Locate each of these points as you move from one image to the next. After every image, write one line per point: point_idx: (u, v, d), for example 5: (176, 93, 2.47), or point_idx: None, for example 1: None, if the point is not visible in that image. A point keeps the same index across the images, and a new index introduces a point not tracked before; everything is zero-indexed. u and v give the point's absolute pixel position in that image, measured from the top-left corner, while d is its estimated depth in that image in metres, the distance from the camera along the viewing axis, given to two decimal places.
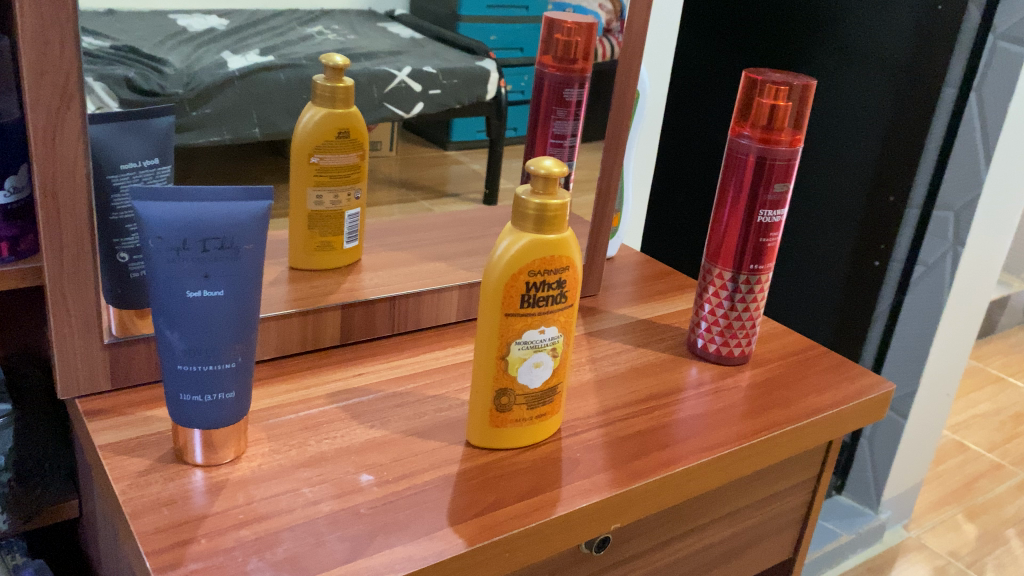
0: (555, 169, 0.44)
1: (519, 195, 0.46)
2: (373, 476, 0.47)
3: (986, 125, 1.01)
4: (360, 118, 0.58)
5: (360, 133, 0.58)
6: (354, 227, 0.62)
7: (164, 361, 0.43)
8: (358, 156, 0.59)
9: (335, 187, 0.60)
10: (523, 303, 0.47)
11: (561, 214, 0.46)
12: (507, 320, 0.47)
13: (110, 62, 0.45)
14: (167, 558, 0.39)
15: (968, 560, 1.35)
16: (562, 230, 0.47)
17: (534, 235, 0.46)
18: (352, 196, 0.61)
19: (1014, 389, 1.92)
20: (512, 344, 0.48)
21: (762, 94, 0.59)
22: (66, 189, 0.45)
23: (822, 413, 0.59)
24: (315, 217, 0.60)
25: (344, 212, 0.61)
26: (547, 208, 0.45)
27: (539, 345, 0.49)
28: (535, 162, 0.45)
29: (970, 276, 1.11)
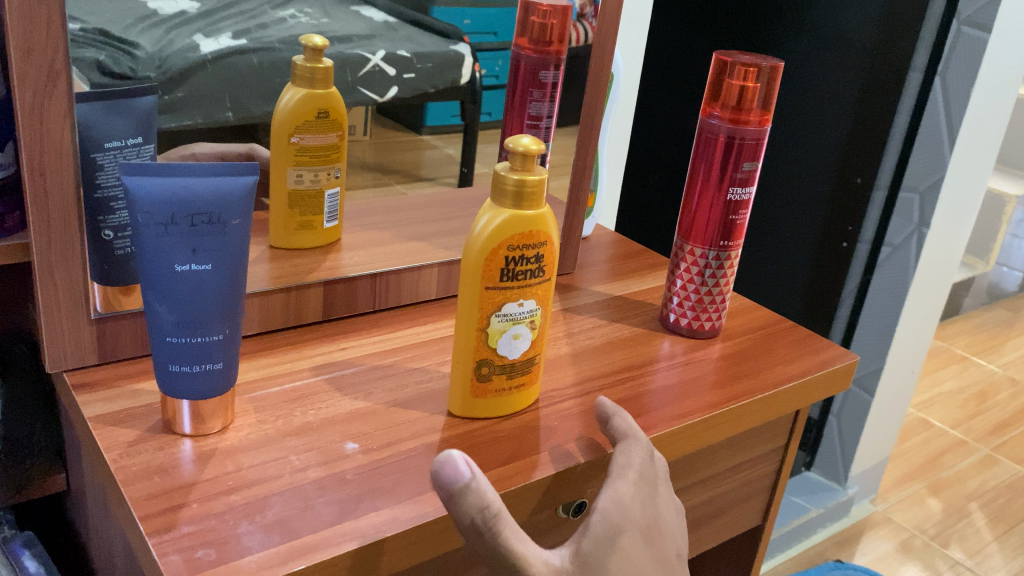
0: (532, 146, 0.46)
1: (498, 171, 0.47)
2: (358, 444, 0.48)
3: (949, 107, 1.04)
4: (339, 98, 0.58)
5: (339, 114, 0.59)
6: (334, 207, 0.63)
7: (153, 333, 0.44)
8: (337, 136, 0.60)
9: (315, 166, 0.60)
10: (502, 277, 0.49)
11: (538, 189, 0.48)
12: (487, 293, 0.49)
13: (80, 44, 0.45)
14: (160, 522, 0.40)
15: (933, 533, 1.40)
16: (539, 205, 0.48)
17: (511, 210, 0.47)
18: (331, 175, 0.61)
19: (977, 368, 1.97)
20: (492, 316, 0.50)
21: (732, 75, 0.60)
22: (54, 165, 0.46)
23: (788, 382, 0.61)
24: (295, 195, 0.60)
25: (324, 192, 0.62)
26: (525, 183, 0.47)
27: (517, 318, 0.51)
28: (513, 140, 0.46)
29: (935, 255, 1.14)
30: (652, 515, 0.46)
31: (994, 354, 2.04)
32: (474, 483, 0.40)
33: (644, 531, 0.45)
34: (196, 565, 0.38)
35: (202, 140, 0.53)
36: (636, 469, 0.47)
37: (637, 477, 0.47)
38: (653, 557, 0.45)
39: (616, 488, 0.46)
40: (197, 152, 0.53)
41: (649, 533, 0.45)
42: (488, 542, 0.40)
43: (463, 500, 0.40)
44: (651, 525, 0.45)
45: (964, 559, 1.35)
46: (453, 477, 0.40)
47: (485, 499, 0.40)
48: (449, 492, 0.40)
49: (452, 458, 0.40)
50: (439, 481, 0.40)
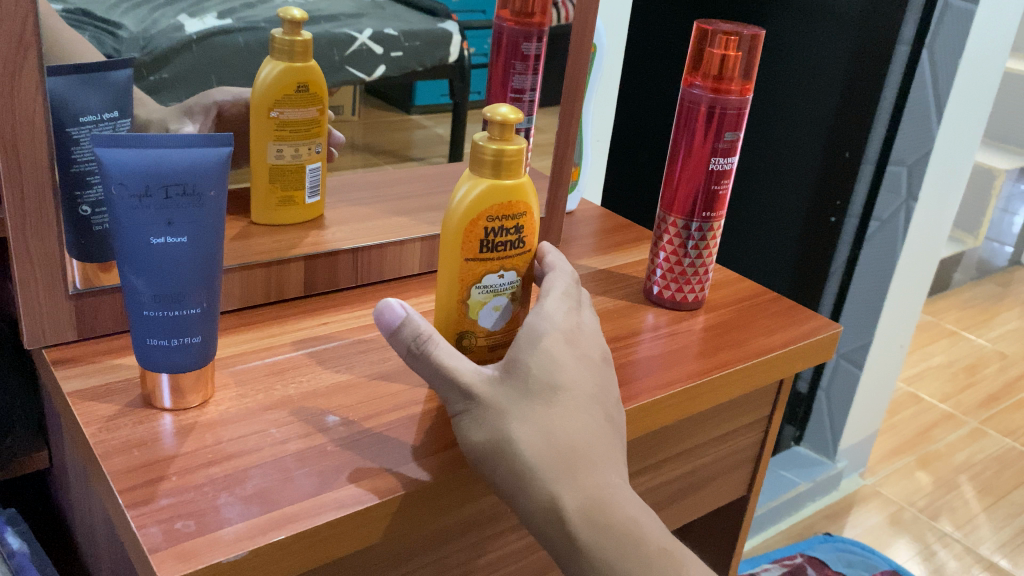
0: (511, 115, 0.45)
1: (476, 141, 0.47)
2: (339, 417, 0.48)
3: (938, 80, 1.04)
4: (320, 72, 0.58)
5: (319, 88, 0.58)
6: (316, 183, 0.63)
7: (131, 307, 0.44)
8: (319, 110, 0.59)
9: (296, 141, 0.60)
10: (483, 248, 0.49)
11: (517, 159, 0.47)
12: (466, 265, 0.49)
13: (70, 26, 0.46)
14: (139, 494, 0.40)
15: (922, 506, 1.41)
16: (518, 175, 0.48)
17: (488, 180, 0.47)
18: (312, 150, 0.61)
19: (966, 342, 1.98)
20: (472, 288, 0.50)
21: (713, 44, 0.60)
22: (27, 140, 0.45)
23: (771, 351, 0.61)
24: (276, 170, 0.60)
25: (305, 167, 0.61)
26: (503, 153, 0.46)
27: (498, 289, 0.51)
28: (491, 110, 0.46)
29: (922, 228, 1.15)
30: (578, 325, 0.49)
31: (984, 329, 2.05)
32: (406, 318, 0.45)
33: (566, 336, 0.47)
34: (176, 536, 0.38)
35: (221, 87, 0.54)
36: (560, 290, 0.50)
37: (561, 295, 0.50)
38: (578, 357, 0.47)
39: (540, 304, 0.49)
40: (218, 100, 0.54)
41: (573, 337, 0.47)
42: (424, 363, 0.45)
43: (401, 334, 0.46)
44: (576, 331, 0.48)
45: (953, 530, 1.36)
46: (390, 319, 0.46)
47: (418, 329, 0.45)
48: (390, 330, 0.46)
49: (387, 302, 0.46)
50: (381, 324, 0.46)
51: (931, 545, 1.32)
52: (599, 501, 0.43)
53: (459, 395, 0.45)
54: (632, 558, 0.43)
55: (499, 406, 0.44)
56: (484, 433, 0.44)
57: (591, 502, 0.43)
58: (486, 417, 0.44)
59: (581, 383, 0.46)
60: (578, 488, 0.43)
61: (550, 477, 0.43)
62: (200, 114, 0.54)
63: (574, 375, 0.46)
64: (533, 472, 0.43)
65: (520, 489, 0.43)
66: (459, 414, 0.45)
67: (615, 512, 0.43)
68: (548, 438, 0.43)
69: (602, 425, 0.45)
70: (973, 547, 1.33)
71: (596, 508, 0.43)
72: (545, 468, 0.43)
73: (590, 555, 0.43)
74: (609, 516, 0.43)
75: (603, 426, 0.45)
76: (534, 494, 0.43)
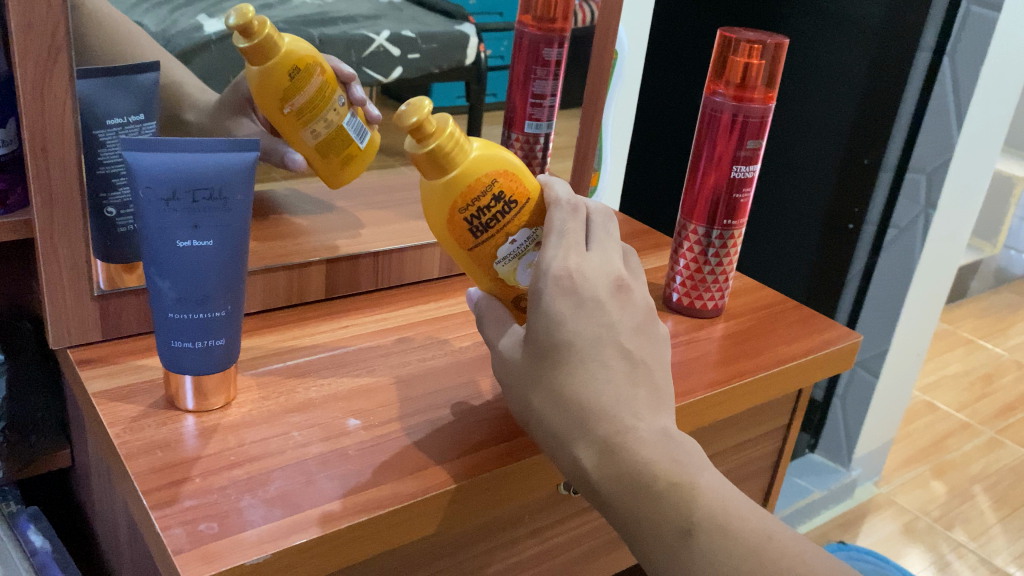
0: (415, 116, 0.45)
1: (409, 150, 0.47)
2: (361, 421, 0.48)
3: (959, 88, 1.03)
4: (295, 44, 0.53)
5: (304, 58, 0.53)
6: (361, 127, 0.59)
7: (156, 310, 0.44)
8: (319, 73, 0.55)
9: (319, 115, 0.56)
10: (476, 233, 0.48)
11: (452, 139, 0.46)
12: (474, 254, 0.49)
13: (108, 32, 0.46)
14: (163, 495, 0.41)
15: (937, 515, 1.40)
16: (463, 150, 0.47)
17: (439, 176, 0.47)
18: (338, 108, 0.57)
19: (983, 351, 1.97)
20: (494, 267, 0.49)
21: (737, 52, 0.60)
22: (56, 143, 0.46)
23: (791, 361, 0.61)
24: (321, 146, 0.58)
25: (343, 125, 0.58)
26: (431, 146, 0.46)
27: (520, 251, 0.49)
28: (399, 116, 0.46)
29: (940, 238, 1.14)
30: (579, 262, 0.46)
31: (1000, 337, 2.04)
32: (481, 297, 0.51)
33: (563, 284, 0.45)
34: (199, 537, 0.38)
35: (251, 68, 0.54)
36: (558, 228, 0.47)
37: (558, 233, 0.47)
38: (580, 303, 0.45)
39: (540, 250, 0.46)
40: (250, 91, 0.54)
41: (574, 280, 0.45)
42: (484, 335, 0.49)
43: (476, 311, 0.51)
44: (574, 274, 0.45)
45: (968, 541, 1.35)
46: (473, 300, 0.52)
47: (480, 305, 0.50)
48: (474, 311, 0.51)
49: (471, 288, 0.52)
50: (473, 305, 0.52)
51: (945, 556, 1.32)
52: (611, 449, 0.43)
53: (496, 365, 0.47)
54: (644, 499, 0.42)
55: (520, 376, 0.46)
56: (514, 402, 0.46)
57: (605, 456, 0.43)
58: (514, 390, 0.46)
59: (583, 333, 0.44)
60: (592, 441, 0.43)
61: (567, 437, 0.44)
62: (246, 108, 0.55)
63: (575, 328, 0.44)
64: (554, 435, 0.44)
65: (550, 450, 0.45)
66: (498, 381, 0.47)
67: (627, 456, 0.42)
68: (561, 400, 0.44)
69: (614, 368, 0.44)
70: (988, 558, 1.32)
71: (609, 458, 0.43)
72: (561, 429, 0.44)
73: (614, 504, 0.43)
74: (620, 463, 0.43)
75: (615, 371, 0.44)
76: (561, 456, 0.44)
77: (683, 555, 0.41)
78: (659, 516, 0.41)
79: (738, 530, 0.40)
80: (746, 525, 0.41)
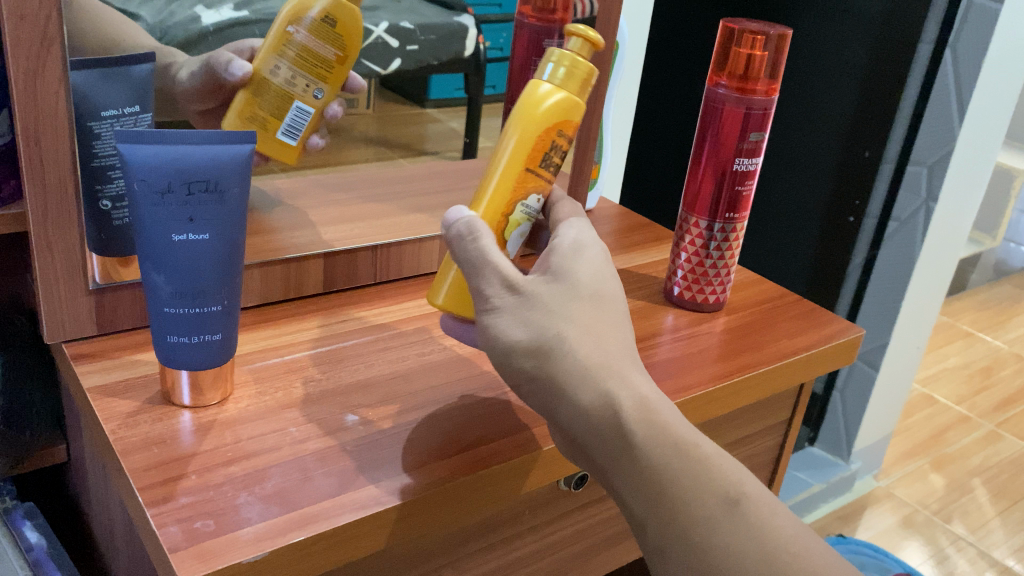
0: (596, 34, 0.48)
1: (555, 53, 0.48)
2: (359, 416, 0.48)
3: (960, 79, 1.02)
4: (360, 19, 0.54)
5: (348, 31, 0.54)
6: (297, 127, 0.55)
7: (151, 304, 0.43)
8: (338, 56, 0.54)
9: (300, 70, 0.54)
10: (541, 163, 0.50)
11: (586, 80, 0.49)
12: (525, 175, 0.49)
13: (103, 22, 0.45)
14: (159, 492, 0.40)
15: (935, 508, 1.40)
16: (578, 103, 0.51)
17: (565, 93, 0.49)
18: (311, 92, 0.55)
19: (982, 344, 1.97)
20: (517, 205, 0.50)
21: (739, 43, 0.59)
22: (49, 135, 0.45)
23: (793, 355, 0.60)
24: (264, 84, 0.53)
25: (294, 101, 0.54)
26: (582, 70, 0.49)
27: (531, 214, 0.51)
28: (576, 27, 0.48)
29: (941, 230, 1.13)
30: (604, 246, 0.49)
31: (1000, 330, 2.04)
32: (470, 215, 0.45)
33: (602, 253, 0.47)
34: (196, 535, 0.38)
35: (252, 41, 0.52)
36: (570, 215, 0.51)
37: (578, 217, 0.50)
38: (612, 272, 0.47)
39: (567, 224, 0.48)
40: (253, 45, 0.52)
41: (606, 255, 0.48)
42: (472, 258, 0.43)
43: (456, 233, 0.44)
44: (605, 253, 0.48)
45: (966, 534, 1.35)
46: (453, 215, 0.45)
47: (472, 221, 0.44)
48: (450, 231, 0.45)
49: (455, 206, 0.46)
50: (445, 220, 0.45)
51: (944, 549, 1.31)
52: (651, 407, 0.42)
53: (504, 287, 0.42)
54: (683, 461, 0.42)
55: (549, 304, 0.42)
56: (532, 330, 0.42)
57: (647, 409, 0.42)
58: (535, 318, 0.42)
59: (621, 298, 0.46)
60: (631, 391, 0.42)
61: (605, 378, 0.42)
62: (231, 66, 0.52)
63: (616, 288, 0.45)
64: (589, 373, 0.42)
65: (572, 387, 0.42)
66: (499, 307, 0.42)
67: (664, 416, 0.43)
68: (600, 342, 0.43)
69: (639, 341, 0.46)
70: (987, 551, 1.32)
71: (649, 412, 0.42)
72: (599, 369, 0.42)
73: (647, 459, 0.42)
74: (660, 420, 0.42)
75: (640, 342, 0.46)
76: (588, 395, 0.42)
77: (721, 521, 0.41)
78: (706, 481, 0.42)
79: (779, 512, 0.42)
80: (784, 507, 0.43)
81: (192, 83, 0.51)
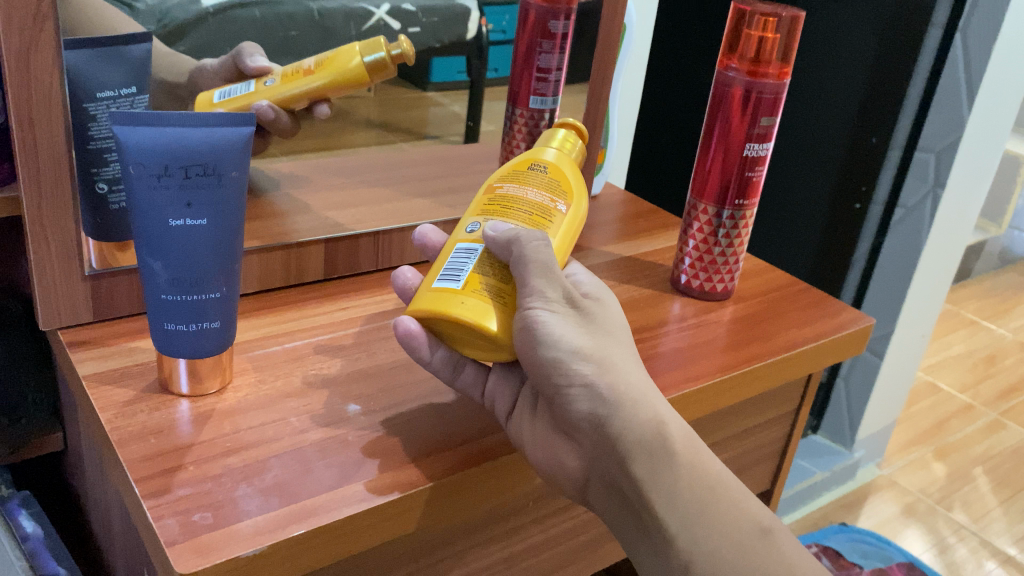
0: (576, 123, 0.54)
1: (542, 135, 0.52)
2: (361, 406, 0.47)
3: (970, 63, 0.99)
4: (355, 86, 0.55)
5: (337, 82, 0.54)
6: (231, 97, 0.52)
7: (148, 290, 0.42)
8: (315, 85, 0.54)
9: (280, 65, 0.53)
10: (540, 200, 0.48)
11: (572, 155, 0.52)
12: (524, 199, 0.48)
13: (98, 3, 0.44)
14: (155, 484, 0.39)
15: (938, 497, 1.39)
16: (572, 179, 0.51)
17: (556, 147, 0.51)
18: (268, 82, 0.53)
19: (986, 332, 1.95)
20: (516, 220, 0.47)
21: (750, 25, 0.58)
22: (43, 118, 0.44)
23: (802, 345, 0.59)
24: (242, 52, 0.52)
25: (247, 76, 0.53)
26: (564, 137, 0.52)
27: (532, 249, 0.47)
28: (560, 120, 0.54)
29: (949, 218, 1.11)
30: None
31: (1004, 319, 2.02)
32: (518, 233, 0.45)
33: None
34: (193, 529, 0.37)
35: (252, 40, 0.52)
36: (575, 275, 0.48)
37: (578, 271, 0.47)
38: None
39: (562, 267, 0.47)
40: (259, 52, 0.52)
41: None
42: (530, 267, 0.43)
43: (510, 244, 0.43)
44: None
45: (969, 523, 1.35)
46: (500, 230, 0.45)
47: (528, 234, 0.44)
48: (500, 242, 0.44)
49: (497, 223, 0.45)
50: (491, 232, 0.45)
51: (946, 538, 1.31)
52: (691, 436, 0.44)
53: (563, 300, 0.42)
54: (722, 488, 0.43)
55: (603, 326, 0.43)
56: (592, 345, 0.42)
57: (688, 436, 0.43)
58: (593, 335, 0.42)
59: None
60: (674, 418, 0.43)
61: (655, 402, 0.43)
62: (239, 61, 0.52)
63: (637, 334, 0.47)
64: (641, 394, 0.42)
65: (628, 401, 0.42)
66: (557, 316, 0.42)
67: (700, 446, 0.44)
68: (643, 372, 0.44)
69: None
70: (989, 540, 1.32)
71: (690, 439, 0.43)
72: (649, 392, 0.43)
73: (687, 480, 0.42)
74: (698, 449, 0.43)
75: None
76: (641, 414, 0.42)
77: (757, 546, 0.42)
78: (740, 507, 0.43)
79: (802, 546, 0.43)
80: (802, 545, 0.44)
81: (216, 71, 0.51)
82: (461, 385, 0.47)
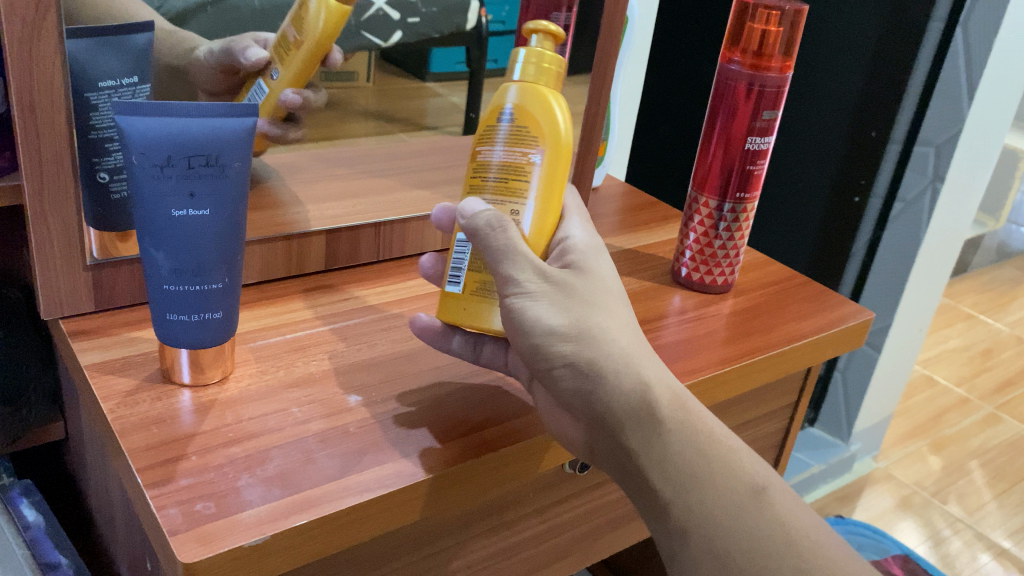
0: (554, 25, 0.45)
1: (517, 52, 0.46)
2: (362, 397, 0.47)
3: (971, 58, 1.00)
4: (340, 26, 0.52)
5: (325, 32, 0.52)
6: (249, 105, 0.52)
7: (150, 281, 0.42)
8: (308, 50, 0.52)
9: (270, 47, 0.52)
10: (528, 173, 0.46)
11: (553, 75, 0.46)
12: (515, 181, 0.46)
13: None
14: (157, 474, 0.39)
15: (933, 490, 1.40)
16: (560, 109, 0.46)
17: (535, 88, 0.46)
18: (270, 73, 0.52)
19: (983, 326, 1.96)
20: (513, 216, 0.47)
21: (754, 18, 0.58)
22: (45, 106, 0.44)
23: (802, 338, 0.60)
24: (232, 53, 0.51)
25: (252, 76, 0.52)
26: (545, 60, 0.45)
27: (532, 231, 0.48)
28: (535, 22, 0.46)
29: (948, 210, 1.11)
30: None
31: (1001, 313, 2.03)
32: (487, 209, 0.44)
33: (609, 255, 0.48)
34: (195, 518, 0.37)
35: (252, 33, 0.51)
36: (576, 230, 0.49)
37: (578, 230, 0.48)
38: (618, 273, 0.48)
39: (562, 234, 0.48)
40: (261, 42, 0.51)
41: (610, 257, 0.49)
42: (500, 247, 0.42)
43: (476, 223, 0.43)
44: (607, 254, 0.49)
45: (964, 516, 1.35)
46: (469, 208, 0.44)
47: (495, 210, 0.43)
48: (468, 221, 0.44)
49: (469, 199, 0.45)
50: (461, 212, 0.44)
51: (941, 530, 1.31)
52: (681, 396, 0.43)
53: (536, 275, 0.42)
54: (714, 448, 0.42)
55: (580, 295, 0.43)
56: (569, 318, 0.42)
57: (676, 397, 0.43)
58: (570, 307, 0.42)
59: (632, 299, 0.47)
60: (661, 379, 0.43)
61: (641, 365, 0.42)
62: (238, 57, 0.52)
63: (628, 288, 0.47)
64: (625, 360, 0.42)
65: (611, 369, 0.42)
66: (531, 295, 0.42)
67: (691, 404, 0.43)
68: (630, 333, 0.43)
69: None
70: (983, 533, 1.33)
71: (679, 400, 0.43)
72: (634, 356, 0.42)
73: (677, 444, 0.42)
74: (689, 408, 0.43)
75: None
76: (626, 382, 0.42)
77: (752, 505, 0.41)
78: (732, 467, 0.42)
79: (800, 501, 0.43)
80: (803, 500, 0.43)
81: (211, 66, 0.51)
82: (486, 360, 0.50)
